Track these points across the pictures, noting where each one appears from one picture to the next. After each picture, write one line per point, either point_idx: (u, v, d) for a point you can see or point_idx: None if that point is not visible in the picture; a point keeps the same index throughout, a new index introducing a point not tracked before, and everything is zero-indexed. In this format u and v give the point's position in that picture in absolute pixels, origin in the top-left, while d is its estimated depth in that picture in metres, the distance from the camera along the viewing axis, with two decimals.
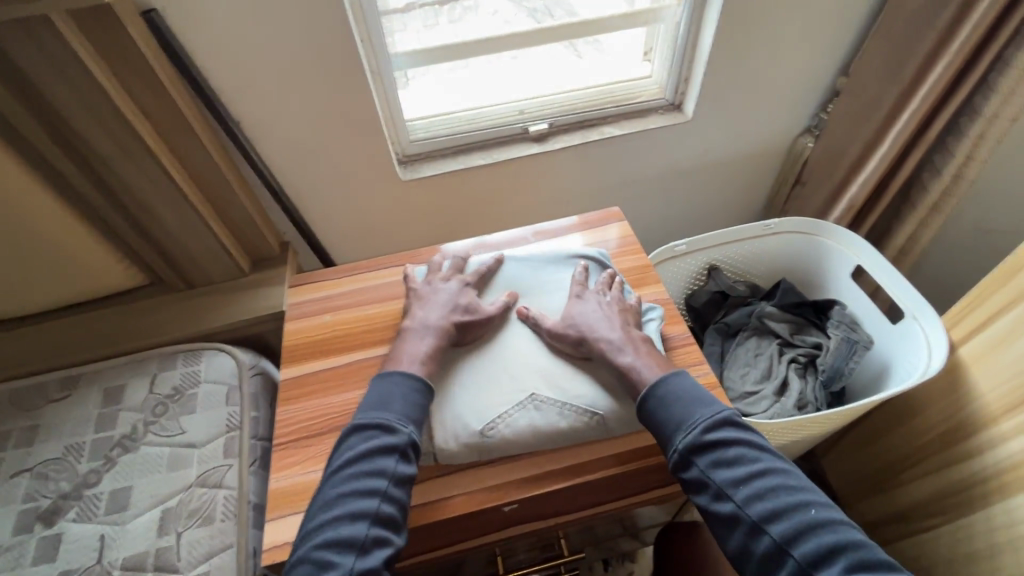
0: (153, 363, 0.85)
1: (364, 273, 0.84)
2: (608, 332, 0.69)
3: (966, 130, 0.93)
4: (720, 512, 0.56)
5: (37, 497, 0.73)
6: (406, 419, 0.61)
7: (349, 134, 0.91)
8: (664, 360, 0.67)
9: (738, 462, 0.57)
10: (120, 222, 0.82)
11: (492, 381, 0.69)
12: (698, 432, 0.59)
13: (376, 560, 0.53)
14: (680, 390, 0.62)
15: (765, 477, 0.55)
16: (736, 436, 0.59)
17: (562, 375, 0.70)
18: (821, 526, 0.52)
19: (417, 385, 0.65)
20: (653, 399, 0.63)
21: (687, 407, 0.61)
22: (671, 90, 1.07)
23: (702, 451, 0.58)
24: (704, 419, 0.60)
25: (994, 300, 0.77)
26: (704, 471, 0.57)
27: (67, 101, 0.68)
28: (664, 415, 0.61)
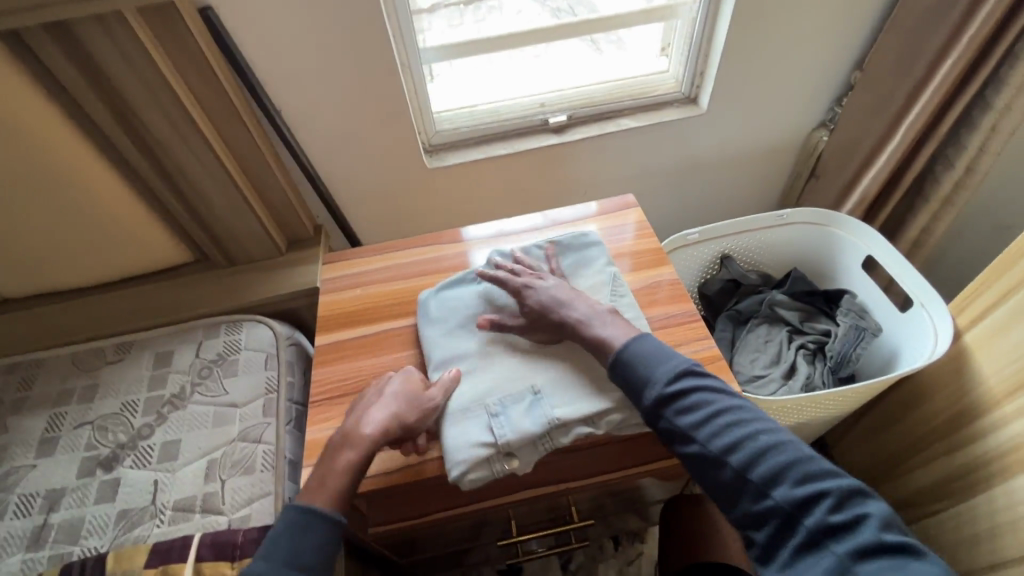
0: (198, 332, 0.93)
1: (392, 253, 0.90)
2: (574, 308, 0.70)
3: (978, 122, 0.95)
4: (687, 453, 0.59)
5: (97, 446, 0.81)
6: (292, 570, 0.58)
7: (380, 123, 0.98)
8: (627, 324, 0.69)
9: (699, 407, 0.60)
10: (173, 202, 0.90)
11: (517, 411, 0.66)
12: (661, 386, 0.62)
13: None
14: (642, 351, 0.64)
15: (722, 415, 0.59)
16: (696, 383, 0.62)
17: (538, 366, 0.70)
18: (775, 450, 0.56)
19: (325, 527, 0.61)
20: (619, 362, 0.64)
21: (650, 365, 0.63)
22: (687, 83, 1.11)
23: (667, 402, 0.61)
24: (665, 373, 0.62)
25: (998, 286, 0.80)
26: (671, 421, 0.60)
27: (133, 90, 0.75)
28: (629, 374, 0.64)
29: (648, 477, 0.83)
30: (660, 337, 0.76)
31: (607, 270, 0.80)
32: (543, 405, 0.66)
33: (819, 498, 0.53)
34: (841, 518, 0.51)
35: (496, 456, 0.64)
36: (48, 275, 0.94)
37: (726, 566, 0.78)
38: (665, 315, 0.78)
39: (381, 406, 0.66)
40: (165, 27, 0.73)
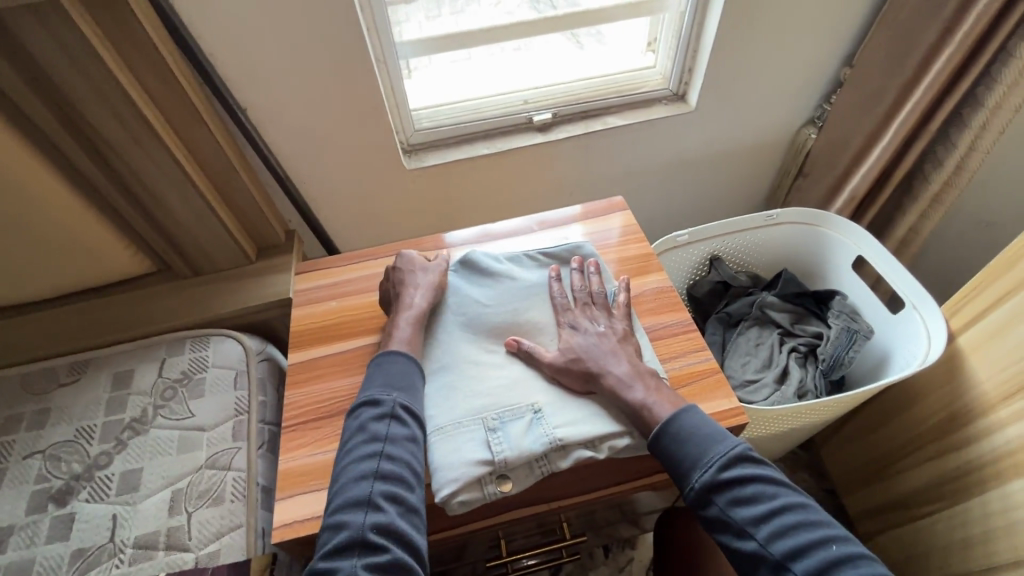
0: (161, 348, 0.86)
1: (370, 261, 0.85)
2: (614, 364, 0.64)
3: (969, 121, 0.93)
4: (743, 550, 0.53)
5: (49, 478, 0.74)
6: (390, 388, 0.62)
7: (354, 122, 0.92)
8: (673, 394, 0.62)
9: (757, 500, 0.54)
10: (128, 208, 0.83)
11: (518, 427, 0.61)
12: (714, 470, 0.55)
13: (387, 514, 0.54)
14: (694, 427, 0.57)
15: (785, 513, 0.53)
16: (755, 472, 0.55)
17: (569, 406, 0.63)
18: (845, 562, 0.50)
19: (409, 362, 0.65)
20: (666, 436, 0.58)
21: (700, 444, 0.57)
22: (674, 80, 1.07)
23: (720, 489, 0.55)
24: (720, 456, 0.56)
25: (993, 289, 0.79)
26: (724, 511, 0.54)
27: (78, 89, 0.68)
28: (677, 452, 0.57)
29: (643, 491, 0.80)
30: (654, 348, 0.73)
31: (611, 287, 0.76)
32: (543, 424, 0.61)
33: None
34: None
35: (489, 477, 0.59)
36: None
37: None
38: (658, 324, 0.75)
39: (421, 284, 0.73)
40: (112, 19, 0.67)
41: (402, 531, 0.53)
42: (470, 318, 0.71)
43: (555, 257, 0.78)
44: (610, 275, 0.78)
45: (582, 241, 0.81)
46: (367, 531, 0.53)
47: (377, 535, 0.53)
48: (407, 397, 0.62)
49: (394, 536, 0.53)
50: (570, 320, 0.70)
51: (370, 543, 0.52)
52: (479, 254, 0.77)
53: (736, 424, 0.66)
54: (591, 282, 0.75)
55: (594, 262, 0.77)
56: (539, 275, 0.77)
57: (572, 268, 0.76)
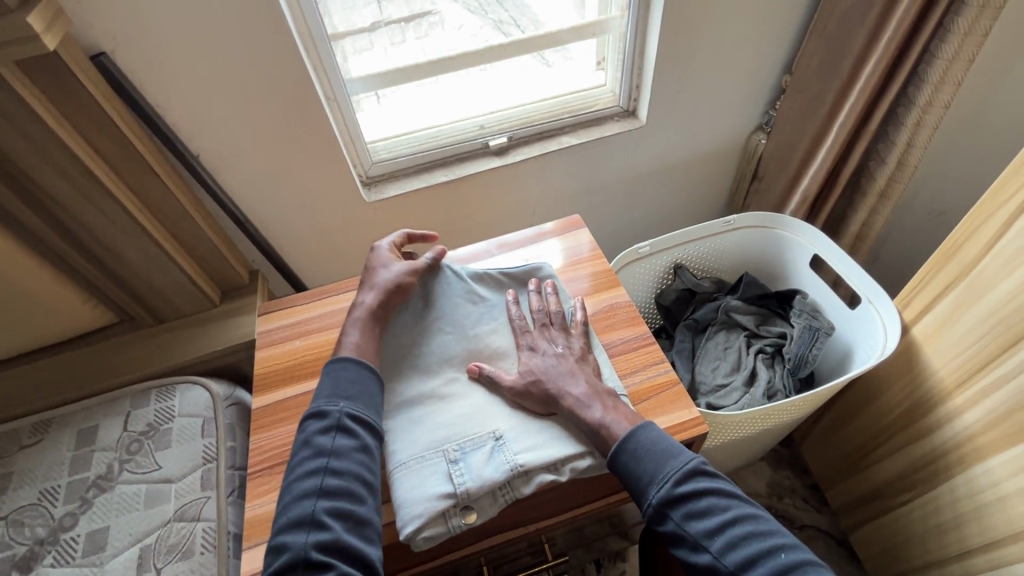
0: (125, 401, 0.85)
1: (334, 296, 0.85)
2: (573, 385, 0.65)
3: (904, 119, 0.97)
4: (698, 564, 0.54)
5: (12, 544, 0.72)
6: (337, 398, 0.62)
7: (311, 160, 0.93)
8: (631, 412, 0.63)
9: (711, 513, 0.55)
10: (83, 262, 0.83)
11: (482, 455, 0.62)
12: (670, 485, 0.57)
13: (332, 530, 0.54)
14: (649, 443, 0.58)
15: (737, 524, 0.54)
16: (708, 485, 0.57)
17: (529, 431, 0.64)
18: (795, 570, 0.51)
19: (360, 369, 0.65)
20: (624, 453, 0.59)
21: (657, 459, 0.58)
22: (624, 97, 1.10)
23: (675, 504, 0.56)
24: (675, 470, 0.57)
25: (938, 279, 0.81)
26: (679, 525, 0.55)
27: (22, 151, 0.68)
28: (635, 468, 0.58)
29: (624, 504, 0.82)
30: (615, 364, 0.74)
31: (568, 306, 0.77)
32: (505, 450, 0.62)
33: None
34: None
35: (453, 511, 0.59)
36: None
37: None
38: (620, 338, 0.76)
39: (376, 283, 0.73)
40: (52, 80, 0.67)
41: (349, 547, 0.53)
42: (431, 344, 0.72)
43: (513, 278, 0.79)
44: (570, 295, 0.80)
45: (542, 261, 0.83)
46: (309, 551, 0.52)
47: (320, 552, 0.52)
48: (354, 406, 0.62)
49: (339, 553, 0.53)
50: (531, 340, 0.71)
51: (312, 562, 0.52)
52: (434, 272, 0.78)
53: (698, 433, 0.67)
54: (550, 301, 0.76)
55: (551, 283, 0.78)
56: (498, 298, 0.78)
57: (530, 289, 0.78)
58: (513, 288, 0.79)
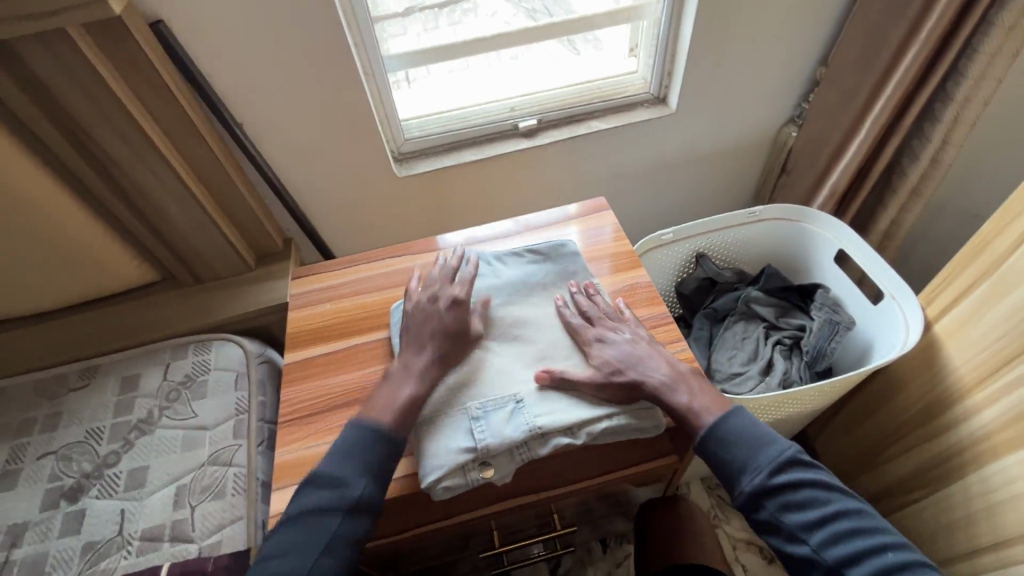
0: (165, 353, 0.90)
1: (363, 264, 0.89)
2: (653, 369, 0.66)
3: (941, 113, 0.96)
4: (796, 553, 0.58)
5: (61, 476, 0.78)
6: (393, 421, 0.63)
7: (347, 134, 0.96)
8: (716, 395, 0.66)
9: (807, 503, 0.58)
10: (132, 220, 0.87)
11: (504, 415, 0.65)
12: (765, 476, 0.60)
13: (345, 550, 0.57)
14: (735, 433, 0.62)
15: (836, 519, 0.58)
16: (805, 478, 0.59)
17: (565, 403, 0.66)
18: (897, 566, 0.55)
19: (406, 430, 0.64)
20: (714, 440, 0.62)
21: (750, 448, 0.61)
22: (655, 84, 1.11)
23: (772, 495, 0.59)
24: (769, 462, 0.60)
25: (964, 277, 0.80)
26: (776, 516, 0.59)
27: (84, 110, 0.73)
28: (727, 456, 0.62)
29: (629, 481, 0.84)
30: None
31: (588, 283, 0.79)
32: (526, 412, 0.65)
33: None
34: None
35: (472, 466, 0.63)
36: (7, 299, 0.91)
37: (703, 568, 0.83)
38: (640, 317, 0.78)
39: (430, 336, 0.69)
40: (114, 45, 0.71)
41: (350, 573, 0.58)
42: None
43: (535, 253, 0.81)
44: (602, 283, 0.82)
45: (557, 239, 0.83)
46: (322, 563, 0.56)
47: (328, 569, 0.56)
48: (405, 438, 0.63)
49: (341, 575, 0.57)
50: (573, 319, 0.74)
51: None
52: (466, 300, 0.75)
53: None
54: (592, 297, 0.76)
55: (590, 283, 0.78)
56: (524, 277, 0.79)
57: (573, 292, 0.76)
58: (537, 262, 0.81)
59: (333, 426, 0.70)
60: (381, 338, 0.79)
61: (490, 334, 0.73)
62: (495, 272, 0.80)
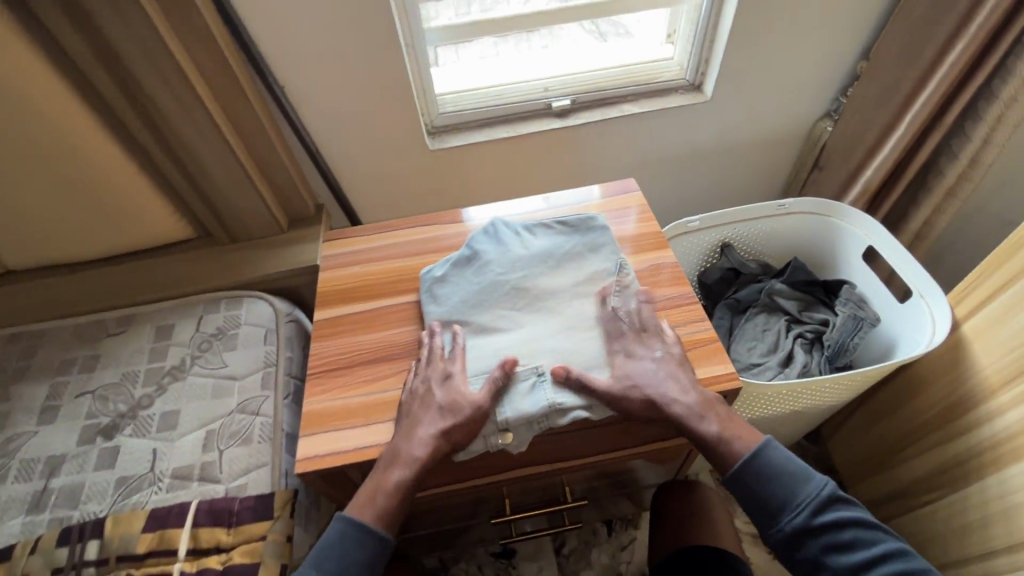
0: (199, 307, 0.93)
1: (392, 231, 0.91)
2: (684, 397, 0.65)
3: (984, 113, 0.94)
4: None
5: (97, 414, 0.81)
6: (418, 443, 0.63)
7: (383, 103, 0.98)
8: (748, 426, 0.67)
9: (851, 541, 0.59)
10: (174, 173, 0.90)
11: (517, 389, 0.67)
12: (806, 514, 0.60)
13: None
14: (774, 470, 0.62)
15: (881, 558, 0.58)
16: (846, 517, 0.60)
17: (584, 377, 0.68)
18: None
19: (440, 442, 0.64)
20: (751, 477, 0.63)
21: (788, 483, 0.62)
22: (691, 71, 1.10)
23: (814, 534, 0.60)
24: (810, 500, 0.61)
25: (996, 277, 0.79)
26: (819, 555, 0.60)
27: (137, 61, 0.76)
28: (768, 495, 0.62)
29: (638, 459, 0.87)
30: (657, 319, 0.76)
31: (615, 258, 0.79)
32: (545, 386, 0.67)
33: None
34: None
35: (492, 434, 0.65)
36: (53, 244, 0.95)
37: (713, 549, 0.83)
38: (665, 296, 0.79)
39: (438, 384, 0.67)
40: None
41: None
42: (486, 285, 0.76)
43: (566, 224, 0.82)
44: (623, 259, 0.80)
45: (587, 216, 0.83)
46: None
47: None
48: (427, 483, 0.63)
49: None
50: (597, 310, 0.74)
51: None
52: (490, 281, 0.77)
53: (732, 388, 0.70)
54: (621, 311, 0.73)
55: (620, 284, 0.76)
56: (549, 250, 0.80)
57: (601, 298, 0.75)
58: (565, 235, 0.82)
59: (359, 380, 0.72)
60: (409, 301, 0.81)
61: (514, 303, 0.75)
62: (523, 243, 0.81)
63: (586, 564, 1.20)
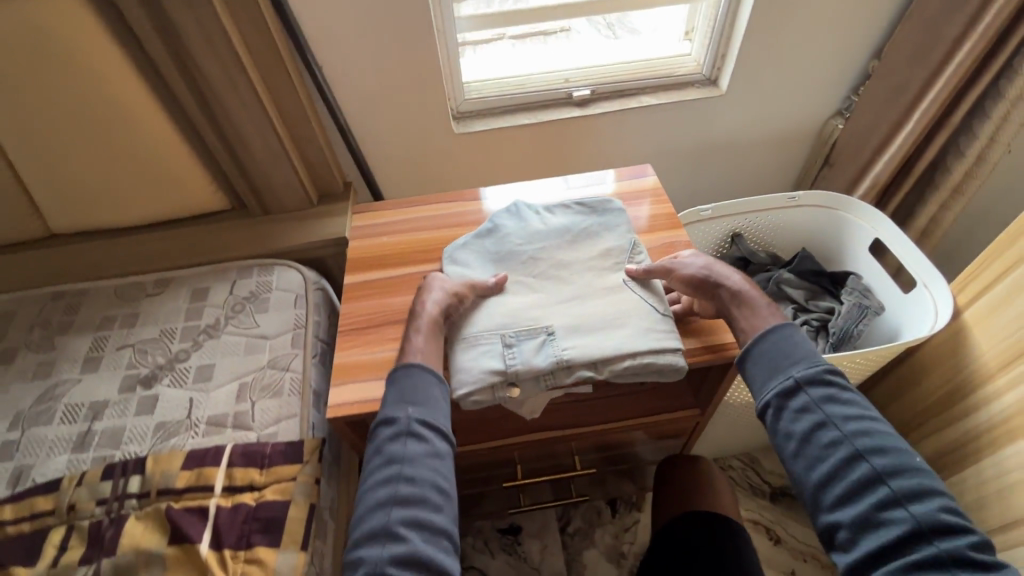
0: (233, 272, 0.98)
1: (418, 206, 0.95)
2: (729, 275, 0.73)
3: (990, 112, 0.97)
4: (822, 440, 0.61)
5: (137, 366, 0.86)
6: (404, 403, 0.64)
7: (412, 87, 1.03)
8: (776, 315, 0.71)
9: (848, 401, 0.63)
10: (217, 145, 0.95)
11: (529, 343, 0.71)
12: (814, 369, 0.65)
13: (410, 540, 0.56)
14: (797, 334, 0.68)
15: (871, 423, 0.62)
16: (846, 386, 0.64)
17: (592, 338, 0.71)
18: (919, 475, 0.58)
19: (424, 372, 0.66)
20: (775, 331, 0.68)
21: (784, 355, 0.66)
22: (708, 66, 1.14)
23: (816, 383, 0.64)
24: (821, 363, 0.65)
25: (998, 264, 0.83)
26: (814, 401, 0.63)
27: (192, 34, 0.81)
28: (786, 347, 0.67)
29: (647, 430, 0.90)
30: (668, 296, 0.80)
31: (629, 237, 0.83)
32: (554, 344, 0.70)
33: (956, 528, 0.55)
34: (971, 547, 0.53)
35: (502, 386, 0.69)
36: (97, 209, 1.01)
37: (714, 515, 0.87)
38: None
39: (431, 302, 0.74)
40: None
41: (425, 557, 0.56)
42: (505, 251, 0.82)
43: (585, 205, 0.87)
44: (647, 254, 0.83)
45: (609, 202, 0.88)
46: (385, 561, 0.56)
47: (396, 564, 0.55)
48: (422, 411, 0.64)
49: (417, 563, 0.55)
50: (608, 281, 0.77)
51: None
52: (514, 244, 0.82)
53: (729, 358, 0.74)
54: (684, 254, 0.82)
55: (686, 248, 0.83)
56: (565, 227, 0.84)
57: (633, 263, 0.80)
58: (583, 214, 0.86)
59: (387, 338, 0.77)
60: (435, 269, 0.85)
61: (529, 271, 0.80)
62: (543, 219, 0.86)
63: (590, 543, 1.23)
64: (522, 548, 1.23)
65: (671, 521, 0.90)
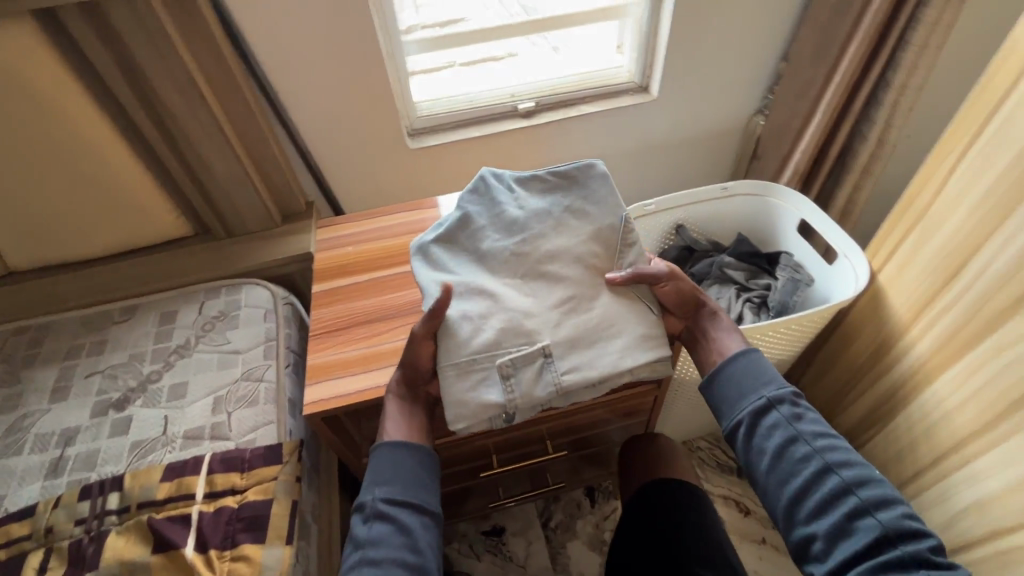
0: (199, 294, 1.00)
1: (380, 216, 1.01)
2: (706, 297, 0.81)
3: (882, 100, 1.11)
4: (793, 455, 0.66)
5: (108, 390, 0.87)
6: (373, 485, 0.65)
7: (366, 107, 1.09)
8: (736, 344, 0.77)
9: (815, 420, 0.68)
10: (180, 172, 0.99)
11: (526, 372, 0.73)
12: (782, 390, 0.70)
13: None
14: (766, 359, 0.73)
15: (836, 438, 0.67)
16: (812, 407, 0.70)
17: (585, 359, 0.75)
18: (882, 484, 0.63)
19: (394, 450, 0.68)
20: (744, 357, 0.74)
21: (754, 377, 0.72)
22: (639, 74, 1.25)
23: (784, 403, 0.69)
24: (788, 385, 0.71)
25: (901, 229, 0.94)
26: (785, 420, 0.68)
27: (150, 66, 0.85)
28: (755, 369, 0.73)
29: (610, 408, 0.96)
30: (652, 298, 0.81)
31: (617, 216, 0.81)
32: (551, 369, 0.73)
33: (917, 531, 0.59)
34: (929, 549, 0.58)
35: (496, 415, 0.73)
36: (58, 242, 1.02)
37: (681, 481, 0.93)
38: None
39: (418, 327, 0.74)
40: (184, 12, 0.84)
41: None
42: (487, 249, 0.79)
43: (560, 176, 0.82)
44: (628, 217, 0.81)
45: (581, 165, 0.83)
46: None
47: None
48: (389, 490, 0.65)
49: None
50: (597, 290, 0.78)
51: None
52: (494, 239, 0.80)
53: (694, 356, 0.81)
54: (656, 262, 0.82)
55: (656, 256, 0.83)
56: (546, 211, 0.81)
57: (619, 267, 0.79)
58: (564, 186, 0.83)
59: (357, 338, 0.81)
60: (399, 272, 0.90)
61: (516, 271, 0.79)
62: (519, 199, 0.82)
63: (572, 535, 1.27)
64: (506, 548, 1.25)
65: (641, 488, 0.94)
